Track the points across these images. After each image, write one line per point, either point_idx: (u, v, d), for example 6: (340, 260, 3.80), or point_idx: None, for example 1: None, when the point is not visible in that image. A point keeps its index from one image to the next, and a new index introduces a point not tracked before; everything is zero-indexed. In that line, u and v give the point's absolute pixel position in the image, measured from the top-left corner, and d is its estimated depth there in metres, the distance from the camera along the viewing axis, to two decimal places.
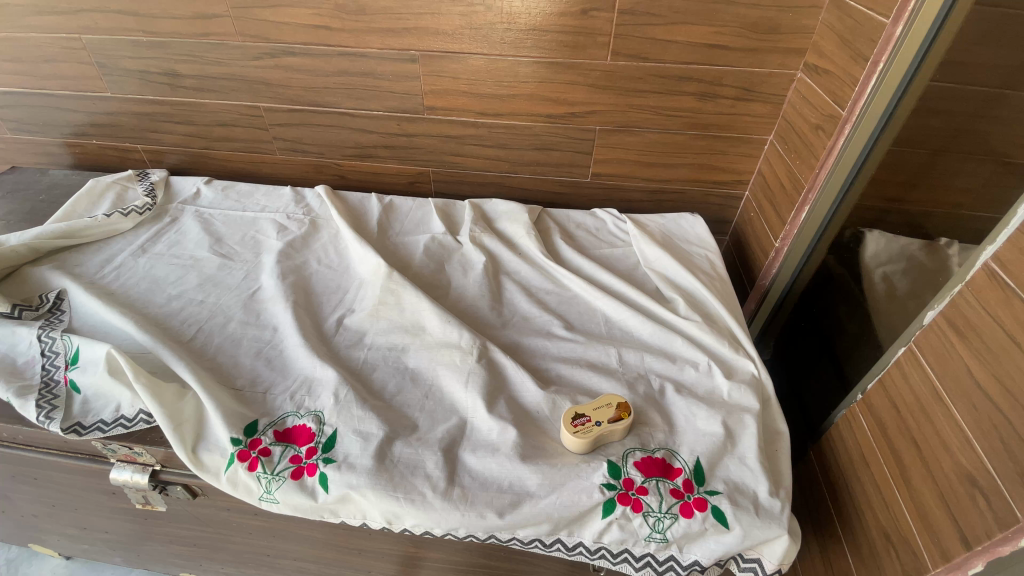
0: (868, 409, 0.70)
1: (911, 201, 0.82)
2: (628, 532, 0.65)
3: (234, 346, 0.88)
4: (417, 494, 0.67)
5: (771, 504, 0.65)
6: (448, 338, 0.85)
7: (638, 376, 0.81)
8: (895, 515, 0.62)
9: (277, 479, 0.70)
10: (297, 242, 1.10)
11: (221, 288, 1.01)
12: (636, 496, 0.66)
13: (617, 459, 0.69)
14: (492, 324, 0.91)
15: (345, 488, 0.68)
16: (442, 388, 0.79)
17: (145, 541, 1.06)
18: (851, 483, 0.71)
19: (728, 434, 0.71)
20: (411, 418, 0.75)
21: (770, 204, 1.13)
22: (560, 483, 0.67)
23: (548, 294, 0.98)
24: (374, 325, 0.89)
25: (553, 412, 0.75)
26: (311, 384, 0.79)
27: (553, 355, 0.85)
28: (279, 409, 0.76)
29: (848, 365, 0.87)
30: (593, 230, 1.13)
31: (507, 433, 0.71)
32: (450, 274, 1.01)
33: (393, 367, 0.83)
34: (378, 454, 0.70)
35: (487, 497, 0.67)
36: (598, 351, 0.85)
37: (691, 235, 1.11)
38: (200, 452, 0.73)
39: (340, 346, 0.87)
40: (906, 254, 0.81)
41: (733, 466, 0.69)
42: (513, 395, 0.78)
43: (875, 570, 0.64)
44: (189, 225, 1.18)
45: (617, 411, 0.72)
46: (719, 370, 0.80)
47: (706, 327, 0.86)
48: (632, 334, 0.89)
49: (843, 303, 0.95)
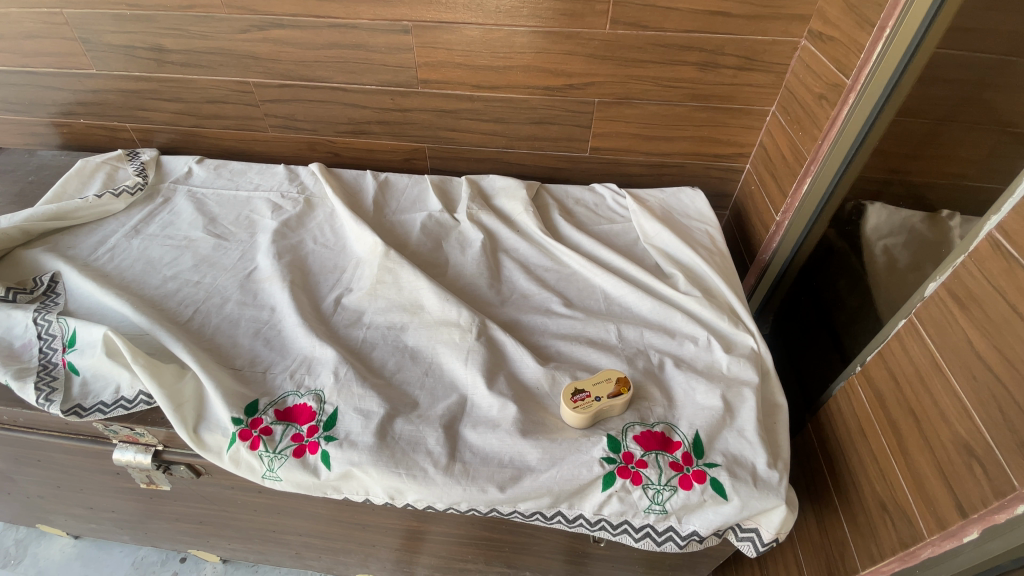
0: (866, 382, 0.71)
1: (914, 172, 0.80)
2: (627, 505, 0.66)
3: (232, 326, 0.88)
4: (419, 470, 0.68)
5: (769, 475, 0.66)
6: (447, 316, 0.84)
7: (638, 352, 0.81)
8: (893, 486, 0.63)
9: (279, 457, 0.70)
10: (292, 221, 1.09)
11: (217, 268, 1.00)
12: (635, 469, 0.67)
13: (617, 433, 0.70)
14: (492, 302, 0.91)
15: (347, 465, 0.68)
16: (442, 366, 0.79)
17: (152, 519, 1.08)
18: (849, 454, 0.72)
19: (727, 408, 0.72)
20: (412, 396, 0.75)
21: (771, 176, 1.11)
22: (560, 457, 0.68)
23: (548, 272, 0.97)
24: (373, 303, 0.89)
25: (553, 388, 0.76)
26: (311, 363, 0.79)
27: (553, 332, 0.85)
28: (280, 388, 0.76)
29: (847, 339, 0.88)
30: (592, 205, 1.12)
31: (508, 409, 0.72)
32: (448, 251, 1.00)
33: (392, 345, 0.83)
34: (379, 431, 0.70)
35: (488, 471, 0.68)
36: (597, 327, 0.84)
37: (691, 210, 1.09)
38: (201, 432, 0.73)
39: (340, 325, 0.87)
40: (908, 227, 0.80)
41: (732, 439, 0.69)
42: (513, 372, 0.78)
43: (871, 538, 0.65)
44: (182, 206, 1.16)
45: (616, 386, 0.72)
46: (719, 345, 0.80)
47: (706, 302, 0.86)
48: (632, 310, 0.89)
49: (841, 276, 0.95)
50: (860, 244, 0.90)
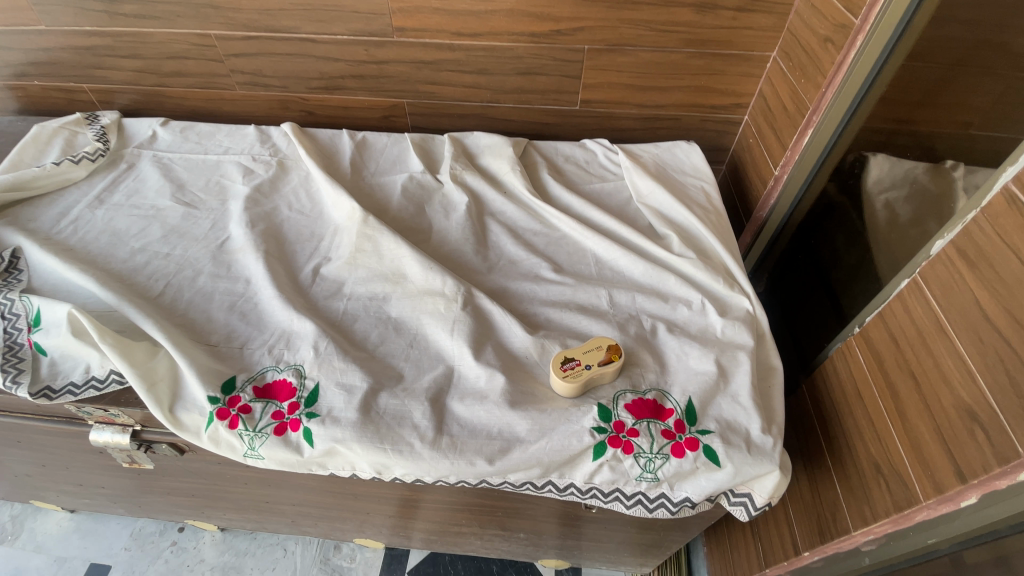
0: (865, 343, 0.69)
1: (921, 121, 0.76)
2: (619, 473, 0.65)
3: (206, 300, 0.84)
4: (405, 445, 0.65)
5: (763, 441, 0.65)
6: (430, 285, 0.80)
7: (631, 318, 0.78)
8: (887, 448, 0.62)
9: (260, 435, 0.67)
10: (265, 186, 1.03)
11: (188, 239, 0.95)
12: (626, 439, 0.65)
13: (608, 402, 0.67)
14: (478, 270, 0.87)
15: (330, 442, 0.66)
16: (427, 337, 0.76)
17: (144, 494, 1.07)
18: (844, 416, 0.71)
19: (721, 372, 0.70)
20: (397, 368, 0.73)
21: (771, 128, 1.06)
22: (550, 428, 0.66)
23: (536, 235, 0.93)
24: (353, 273, 0.84)
25: (542, 356, 0.73)
26: (290, 337, 0.76)
27: (542, 299, 0.82)
28: (258, 364, 0.73)
29: (844, 297, 0.85)
30: (582, 163, 1.06)
31: (495, 379, 0.69)
32: (431, 216, 0.95)
33: (374, 316, 0.79)
34: (363, 406, 0.67)
35: (476, 444, 0.66)
36: (588, 293, 0.81)
37: (685, 165, 1.04)
38: (178, 412, 0.70)
39: (319, 297, 0.83)
40: (911, 179, 0.76)
41: (725, 405, 0.67)
42: (501, 342, 0.75)
43: (863, 499, 0.65)
44: (148, 172, 1.09)
45: (607, 354, 0.69)
46: (714, 308, 0.77)
47: (701, 264, 0.82)
48: (624, 274, 0.85)
49: (838, 233, 0.92)
50: (860, 198, 0.87)
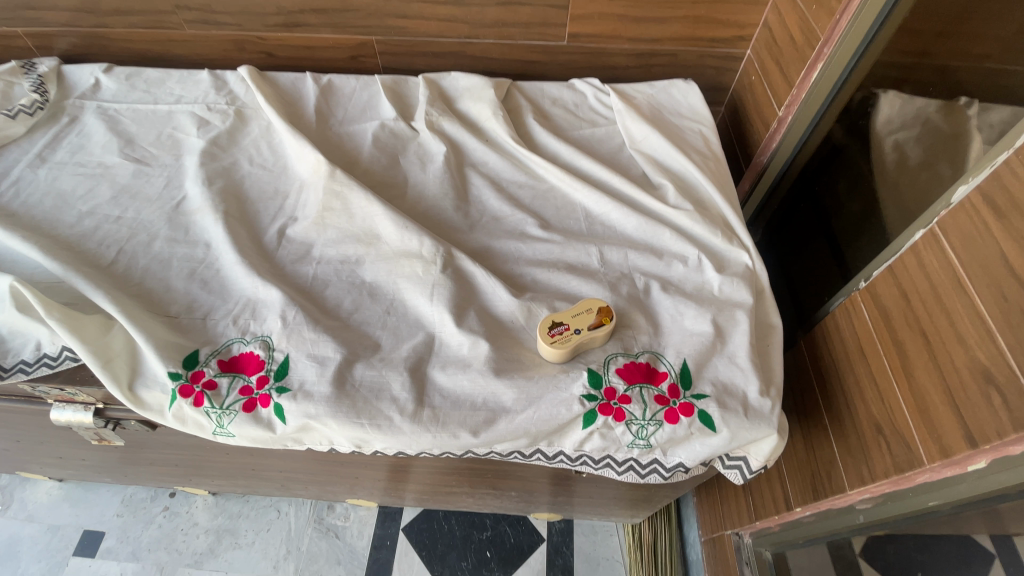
0: (871, 299, 0.65)
1: (940, 54, 0.69)
2: (610, 441, 0.62)
3: (162, 268, 0.77)
4: (384, 419, 0.61)
5: (761, 404, 0.61)
6: (405, 245, 0.74)
7: (623, 276, 0.73)
8: (891, 409, 0.60)
9: (227, 413, 0.63)
10: (222, 139, 0.93)
11: (141, 200, 0.87)
12: (618, 406, 0.61)
13: (599, 367, 0.63)
14: (459, 228, 0.80)
15: (303, 418, 0.61)
16: (404, 302, 0.70)
17: (128, 465, 1.05)
18: (844, 375, 0.68)
19: (718, 332, 0.65)
20: (373, 337, 0.67)
21: (775, 64, 0.96)
22: (537, 396, 0.61)
23: (521, 188, 0.85)
24: (322, 235, 0.78)
25: (528, 321, 0.68)
26: (255, 306, 0.70)
27: (528, 258, 0.76)
28: (223, 336, 0.68)
29: (849, 249, 0.81)
30: (571, 106, 0.97)
31: (479, 347, 0.64)
32: (406, 168, 0.87)
33: (347, 282, 0.73)
34: (337, 379, 0.62)
35: (460, 416, 0.61)
36: (577, 250, 0.75)
37: (683, 107, 0.95)
38: (138, 389, 0.65)
39: (285, 261, 0.77)
40: (923, 118, 0.72)
41: (721, 367, 0.63)
42: (484, 305, 0.70)
43: (861, 458, 0.63)
44: (93, 125, 0.99)
45: (598, 317, 0.64)
46: (711, 264, 0.72)
47: (698, 216, 0.76)
48: (616, 229, 0.79)
49: (844, 179, 0.86)
50: (868, 140, 0.81)
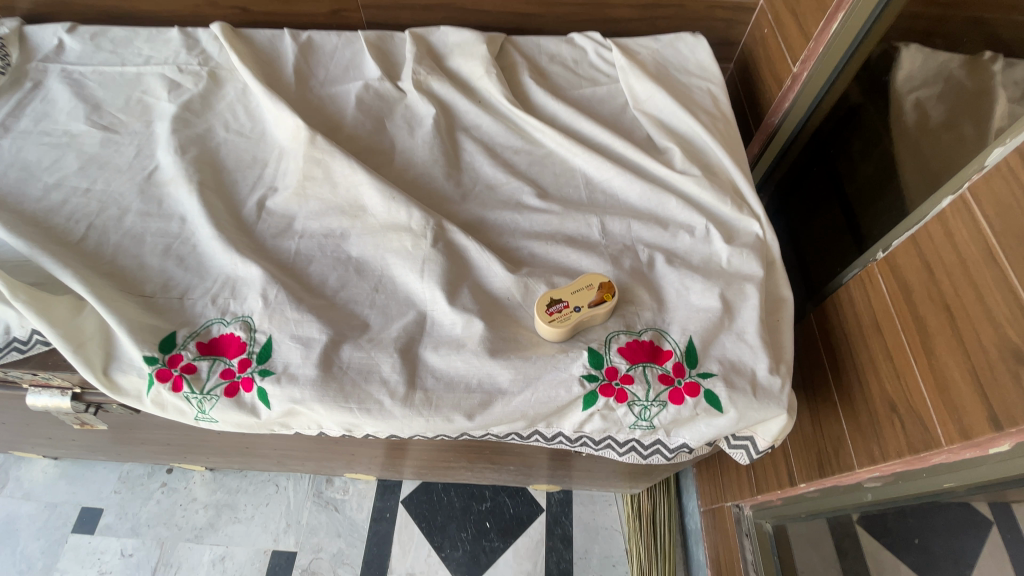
0: (889, 271, 0.61)
1: (971, 3, 0.63)
2: (612, 422, 0.59)
3: (136, 244, 0.72)
4: (373, 403, 0.57)
5: (771, 382, 0.58)
6: (393, 217, 0.69)
7: (625, 249, 0.68)
8: (907, 386, 0.57)
9: (208, 398, 0.60)
10: (194, 103, 0.87)
11: (110, 170, 0.81)
12: (620, 386, 0.58)
13: (600, 346, 0.60)
14: (450, 198, 0.75)
15: (289, 403, 0.58)
16: (393, 279, 0.66)
17: (120, 445, 1.03)
18: (856, 350, 0.65)
19: (727, 308, 0.62)
20: (362, 317, 0.64)
21: (791, 14, 0.89)
22: (534, 377, 0.58)
23: (517, 154, 0.80)
24: (303, 206, 0.73)
25: (525, 298, 0.64)
26: (235, 284, 0.66)
27: (524, 230, 0.71)
28: (202, 316, 0.64)
29: (865, 218, 0.77)
30: (570, 63, 0.90)
31: (473, 326, 0.60)
32: (393, 133, 0.81)
33: (332, 257, 0.69)
34: (324, 361, 0.59)
35: (454, 399, 0.58)
36: (577, 221, 0.71)
37: (691, 64, 0.88)
38: (114, 374, 0.62)
39: (266, 236, 0.72)
40: (946, 74, 0.67)
41: (730, 344, 0.60)
42: (478, 282, 0.66)
43: (872, 436, 0.61)
44: (57, 90, 0.91)
45: (599, 294, 0.61)
46: (719, 235, 0.68)
47: (706, 183, 0.71)
48: (618, 197, 0.74)
49: (860, 143, 0.81)
50: (886, 98, 0.76)
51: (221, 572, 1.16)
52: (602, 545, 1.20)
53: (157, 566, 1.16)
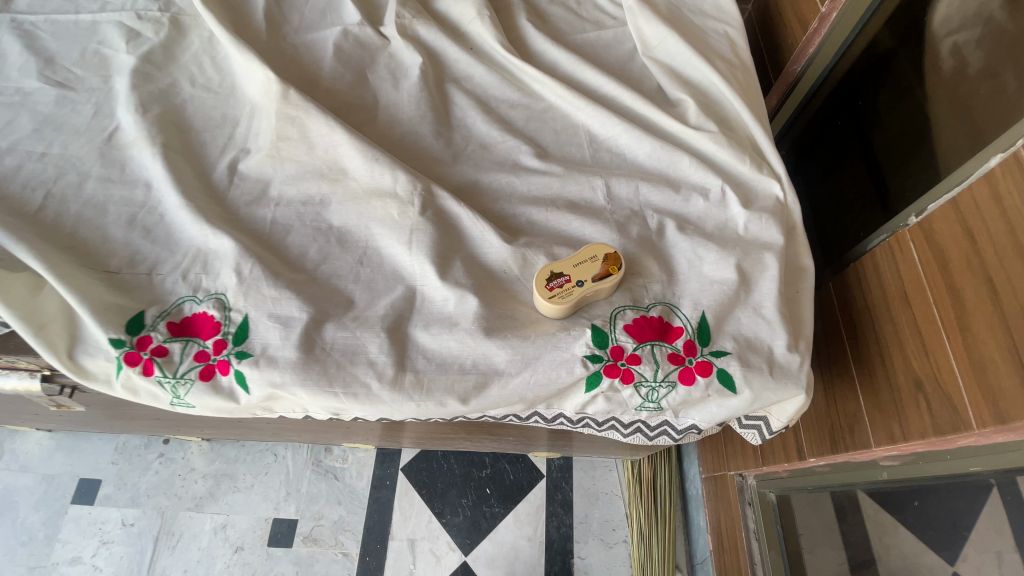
0: (924, 238, 0.56)
1: None
2: (616, 404, 0.55)
3: (98, 214, 0.66)
4: (360, 387, 0.53)
5: (789, 361, 0.54)
6: (376, 182, 0.63)
7: (633, 214, 0.62)
8: (937, 364, 0.53)
9: (183, 382, 0.55)
10: (156, 54, 0.78)
11: (67, 131, 0.74)
12: (626, 367, 0.53)
13: (605, 323, 0.55)
14: (440, 159, 0.68)
15: (269, 387, 0.54)
16: (379, 250, 0.61)
17: (111, 421, 1.00)
18: (880, 323, 0.61)
19: (743, 280, 0.56)
20: (346, 293, 0.58)
21: None
22: (533, 358, 0.54)
23: (514, 109, 0.72)
24: (279, 170, 0.67)
25: (523, 270, 0.59)
26: (207, 258, 0.61)
27: (521, 195, 0.65)
28: (172, 294, 0.59)
29: (895, 178, 0.70)
30: (573, 3, 0.80)
31: (467, 302, 0.56)
32: (376, 86, 0.73)
33: (311, 227, 0.63)
34: (305, 343, 0.54)
35: (447, 381, 0.54)
36: (580, 184, 0.65)
37: (708, 3, 0.79)
38: (80, 357, 0.57)
39: (239, 203, 0.66)
40: (987, 15, 0.63)
41: (745, 319, 0.55)
42: (472, 254, 0.60)
43: (892, 415, 0.58)
44: (5, 43, 0.81)
45: (604, 267, 0.55)
46: (736, 198, 0.62)
47: (723, 139, 0.65)
48: (625, 157, 0.67)
49: (891, 94, 0.74)
50: (918, 43, 0.70)
51: (223, 540, 1.16)
52: (602, 509, 1.20)
53: (159, 535, 1.17)
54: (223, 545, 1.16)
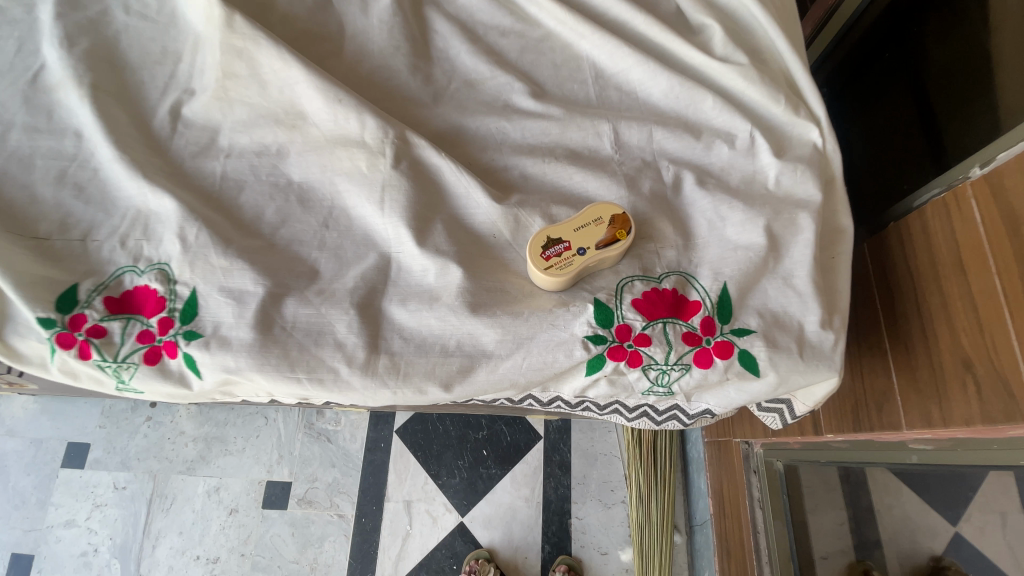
0: (991, 195, 0.48)
1: None
2: (620, 388, 0.48)
3: (23, 169, 0.56)
4: (327, 371, 0.46)
5: (822, 340, 0.46)
6: (341, 128, 0.53)
7: (644, 165, 0.53)
8: (994, 345, 0.46)
9: (126, 366, 0.49)
10: None
11: None
12: (633, 349, 0.46)
13: (609, 298, 0.47)
14: (418, 100, 0.58)
15: (223, 372, 0.47)
16: (346, 210, 0.52)
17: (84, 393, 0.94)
18: (924, 292, 0.54)
19: (773, 245, 0.48)
20: (308, 261, 0.51)
21: None
22: (526, 338, 0.46)
23: (505, 36, 0.60)
24: (228, 115, 0.57)
25: (515, 235, 0.51)
26: (148, 221, 0.52)
27: (513, 142, 0.56)
28: (111, 264, 0.51)
29: (951, 123, 0.60)
30: None
31: (449, 274, 0.48)
32: (340, 8, 0.60)
33: (268, 182, 0.54)
34: (261, 321, 0.47)
35: (427, 365, 0.47)
36: (582, 129, 0.55)
37: None
38: (8, 338, 0.50)
39: (184, 155, 0.57)
40: None
41: (773, 291, 0.47)
42: (455, 215, 0.52)
43: (932, 397, 0.52)
44: None
45: (610, 232, 0.48)
46: (767, 145, 0.52)
47: (755, 74, 0.54)
48: (636, 97, 0.57)
49: (950, 20, 0.63)
50: None
51: (217, 502, 1.15)
52: (600, 471, 1.17)
53: (152, 498, 1.15)
54: (217, 508, 1.15)
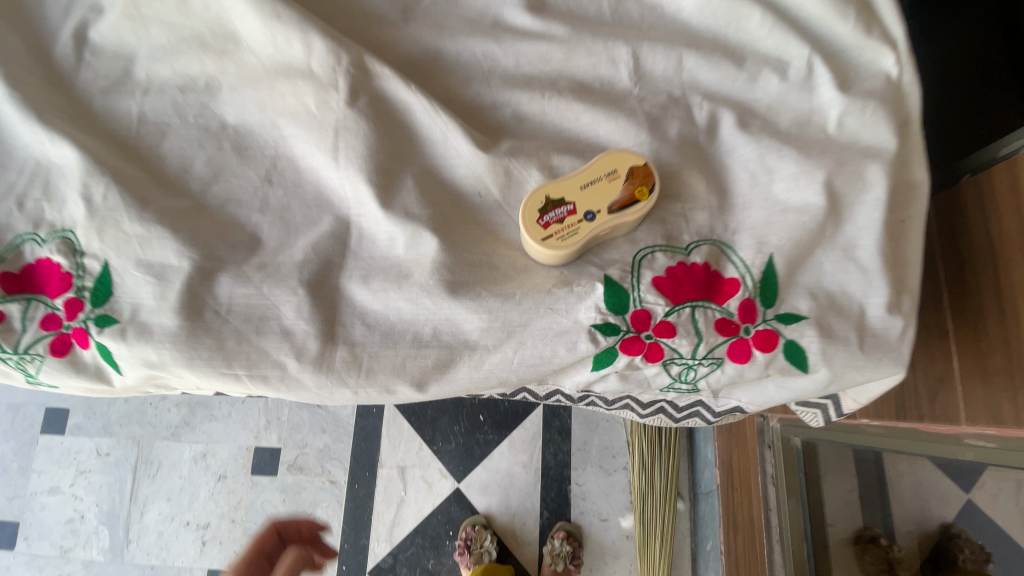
0: None
1: None
2: (634, 383, 0.40)
3: None
4: (271, 365, 0.38)
5: (887, 327, 0.37)
6: (281, 53, 0.41)
7: (670, 102, 0.42)
8: None
9: (30, 358, 0.40)
10: None
11: None
12: (652, 341, 0.37)
13: (624, 276, 0.37)
14: (383, 16, 0.45)
15: (145, 367, 0.38)
16: (295, 161, 0.42)
17: None
18: (1007, 264, 0.44)
19: (833, 206, 0.38)
20: (249, 227, 0.41)
21: None
22: (518, 326, 0.37)
23: None
24: (142, 37, 0.44)
25: (506, 193, 0.40)
26: (48, 176, 0.41)
27: (505, 73, 0.44)
28: (4, 230, 0.40)
29: None
30: None
31: (422, 244, 0.38)
32: None
33: (197, 126, 0.43)
34: (188, 304, 0.38)
35: (395, 358, 0.38)
36: (592, 55, 0.43)
37: None
38: None
39: (93, 91, 0.45)
40: None
41: (829, 265, 0.37)
42: (430, 167, 0.41)
43: (1006, 392, 0.43)
44: None
45: (627, 191, 0.38)
46: (828, 74, 0.40)
47: None
48: (661, 11, 0.44)
49: None
50: None
51: (204, 468, 1.11)
52: (601, 437, 1.12)
53: (137, 464, 1.11)
54: (205, 474, 1.11)
